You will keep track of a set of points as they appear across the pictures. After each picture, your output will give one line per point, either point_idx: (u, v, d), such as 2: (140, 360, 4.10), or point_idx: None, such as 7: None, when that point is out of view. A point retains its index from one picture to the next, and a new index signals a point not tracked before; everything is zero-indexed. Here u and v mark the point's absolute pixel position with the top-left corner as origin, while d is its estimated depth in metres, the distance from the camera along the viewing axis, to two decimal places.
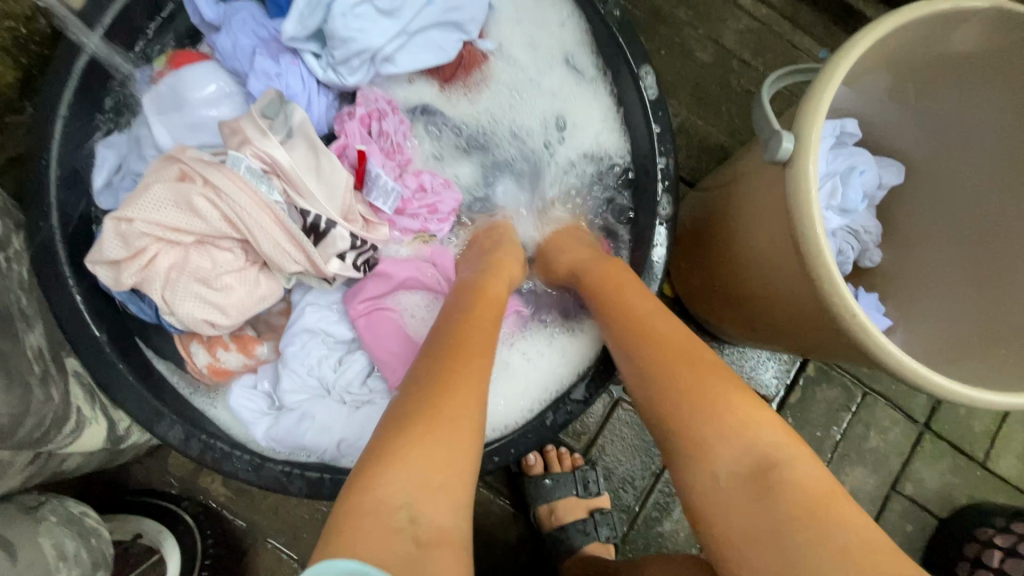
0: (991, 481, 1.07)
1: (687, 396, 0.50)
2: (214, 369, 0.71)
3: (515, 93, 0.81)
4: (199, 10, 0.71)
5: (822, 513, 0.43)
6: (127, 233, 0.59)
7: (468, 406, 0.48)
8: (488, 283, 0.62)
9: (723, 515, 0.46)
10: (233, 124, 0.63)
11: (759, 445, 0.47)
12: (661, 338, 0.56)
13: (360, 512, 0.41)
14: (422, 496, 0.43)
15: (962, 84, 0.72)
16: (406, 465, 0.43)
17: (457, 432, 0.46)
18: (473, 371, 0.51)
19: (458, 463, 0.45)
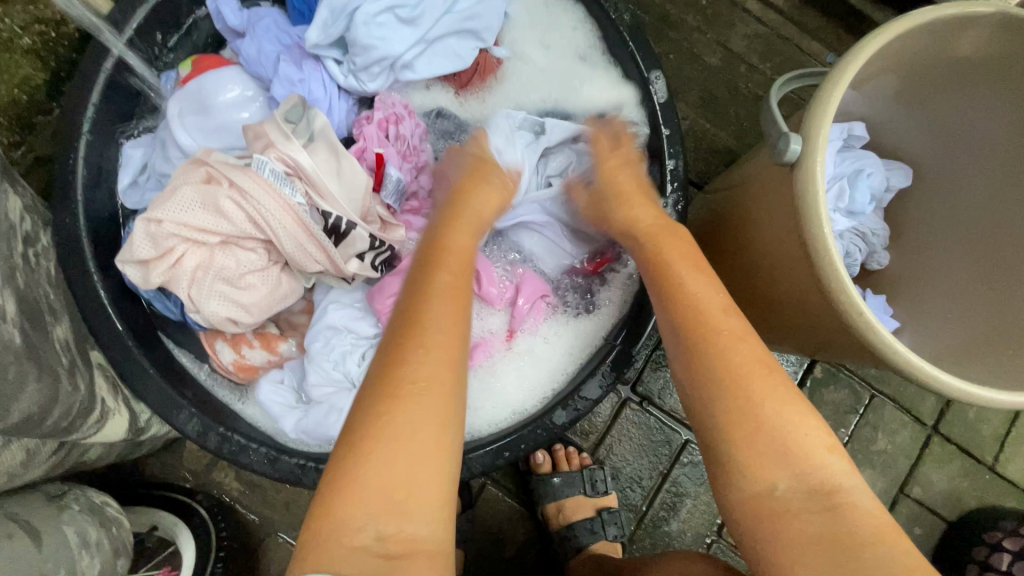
0: (1000, 485, 1.07)
1: (755, 408, 0.51)
2: (240, 365, 0.73)
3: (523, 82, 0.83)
4: (223, 17, 0.73)
5: (885, 533, 0.46)
6: (156, 233, 0.61)
7: (422, 417, 0.48)
8: (449, 246, 0.63)
9: (776, 525, 0.48)
10: (258, 128, 0.65)
11: (815, 468, 0.49)
12: (734, 349, 0.54)
13: (326, 534, 0.44)
14: (384, 512, 0.45)
15: (969, 88, 0.73)
16: (364, 485, 0.45)
17: (418, 445, 0.47)
18: (423, 374, 0.50)
19: (421, 468, 0.47)
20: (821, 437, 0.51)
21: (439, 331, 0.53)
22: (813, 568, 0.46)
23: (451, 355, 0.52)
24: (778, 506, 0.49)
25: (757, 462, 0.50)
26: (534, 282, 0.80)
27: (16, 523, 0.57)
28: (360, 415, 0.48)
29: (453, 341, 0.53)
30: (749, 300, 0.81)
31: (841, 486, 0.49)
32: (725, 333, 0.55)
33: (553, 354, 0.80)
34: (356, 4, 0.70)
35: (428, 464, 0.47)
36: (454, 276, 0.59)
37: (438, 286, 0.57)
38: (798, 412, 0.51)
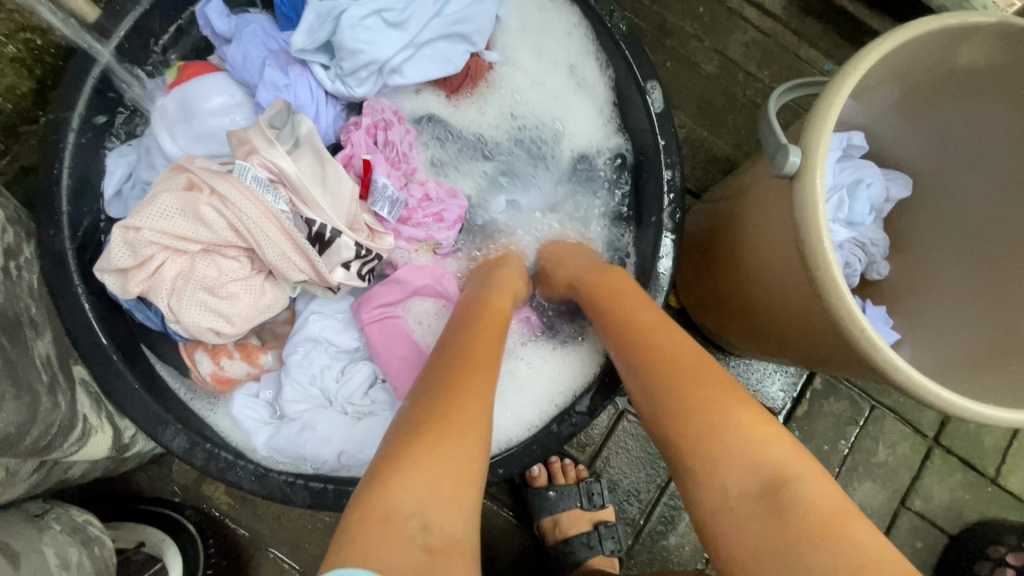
0: (1003, 497, 1.05)
1: (697, 405, 0.50)
2: (218, 377, 0.71)
3: (514, 99, 0.82)
4: (210, 22, 0.72)
5: (838, 529, 0.41)
6: (134, 241, 0.59)
7: (483, 424, 0.47)
8: (493, 296, 0.64)
9: (732, 534, 0.44)
10: (241, 135, 0.63)
11: (764, 460, 0.46)
12: (675, 364, 0.53)
13: (372, 516, 0.40)
14: (437, 502, 0.42)
15: (970, 97, 0.72)
16: (423, 474, 0.43)
17: (474, 447, 0.45)
18: (487, 392, 0.50)
19: (474, 466, 0.45)
20: (771, 430, 0.48)
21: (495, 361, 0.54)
22: None
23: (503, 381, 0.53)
24: (729, 505, 0.45)
25: (704, 458, 0.47)
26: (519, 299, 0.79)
27: None
28: (422, 411, 0.47)
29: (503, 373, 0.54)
30: (744, 310, 0.80)
31: (787, 475, 0.45)
32: (662, 343, 0.56)
33: (535, 378, 0.77)
34: (342, 8, 0.69)
35: (478, 465, 0.45)
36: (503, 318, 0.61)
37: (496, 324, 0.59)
38: (744, 402, 0.49)
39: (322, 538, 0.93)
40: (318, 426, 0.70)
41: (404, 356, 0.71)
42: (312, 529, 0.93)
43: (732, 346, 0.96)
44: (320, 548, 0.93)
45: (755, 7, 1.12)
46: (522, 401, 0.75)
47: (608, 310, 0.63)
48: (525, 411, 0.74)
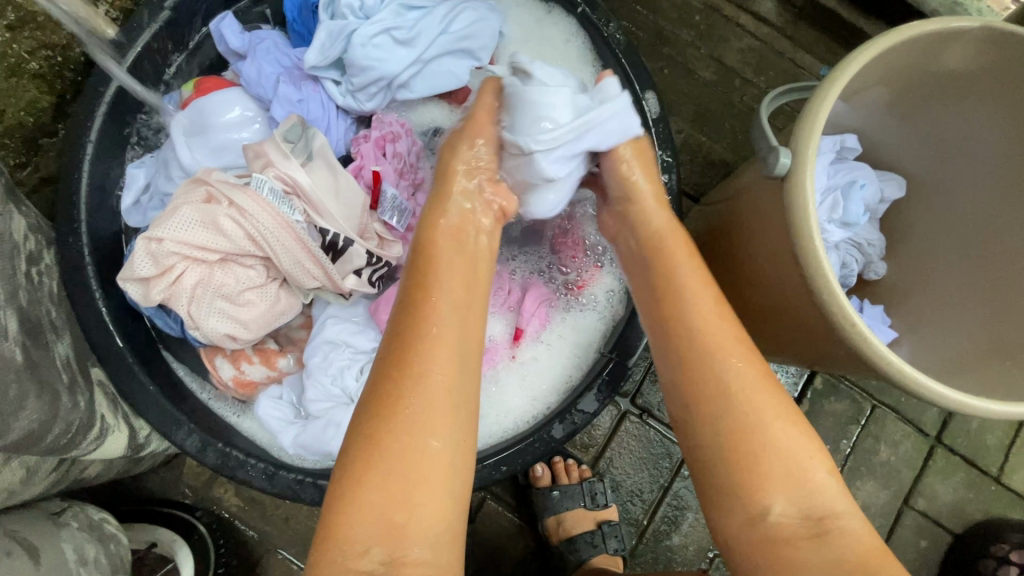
0: (1006, 496, 1.06)
1: (745, 430, 0.52)
2: (239, 381, 0.73)
3: None
4: (225, 39, 0.75)
5: (875, 563, 0.47)
6: (157, 252, 0.61)
7: (422, 432, 0.48)
8: (437, 250, 0.59)
9: (769, 545, 0.50)
10: (257, 148, 0.66)
11: (817, 493, 0.50)
12: (722, 347, 0.55)
13: (329, 558, 0.44)
14: (383, 535, 0.45)
15: (957, 99, 0.74)
16: (361, 506, 0.46)
17: (414, 464, 0.47)
18: (431, 393, 0.49)
19: (420, 489, 0.46)
20: (824, 463, 0.52)
21: (441, 339, 0.52)
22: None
23: (450, 365, 0.51)
24: (771, 531, 0.50)
25: (754, 486, 0.51)
26: (536, 286, 0.80)
27: (15, 540, 0.57)
28: (359, 433, 0.48)
29: (453, 353, 0.52)
30: (743, 310, 0.81)
31: (835, 511, 0.50)
32: (715, 356, 0.55)
33: (553, 358, 0.79)
34: (353, 27, 0.71)
35: (427, 485, 0.47)
36: (455, 278, 0.57)
37: (434, 284, 0.55)
38: (779, 433, 0.52)
39: None
40: (342, 423, 0.71)
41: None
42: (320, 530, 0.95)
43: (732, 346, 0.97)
44: None
45: (750, 15, 1.14)
46: (548, 376, 0.78)
47: (665, 304, 0.60)
48: (548, 392, 0.77)
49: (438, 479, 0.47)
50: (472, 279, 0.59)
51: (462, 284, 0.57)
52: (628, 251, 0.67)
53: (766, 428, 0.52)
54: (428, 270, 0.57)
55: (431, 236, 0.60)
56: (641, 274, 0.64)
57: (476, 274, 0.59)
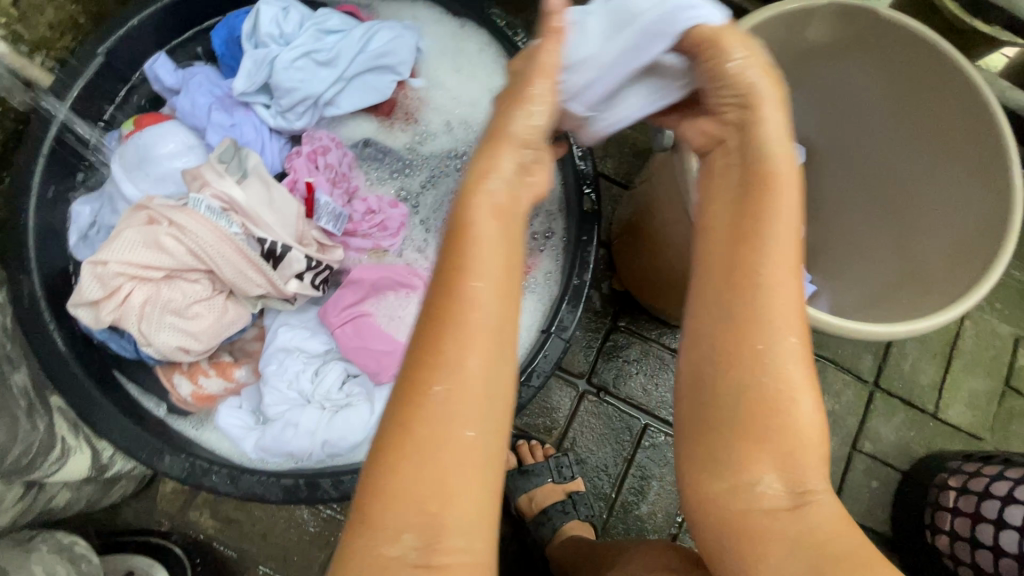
0: (945, 430, 1.13)
1: (766, 393, 0.44)
2: (198, 396, 0.77)
3: (453, 99, 0.88)
4: (159, 78, 0.81)
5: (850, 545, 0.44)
6: (103, 274, 0.65)
7: (455, 410, 0.40)
8: (475, 196, 0.43)
9: (753, 523, 0.45)
10: (194, 171, 0.70)
11: (810, 466, 0.45)
12: (779, 310, 0.45)
13: (357, 544, 0.39)
14: (416, 524, 0.39)
15: (832, 69, 0.83)
16: (398, 494, 0.39)
17: (449, 446, 0.40)
18: (462, 376, 0.40)
19: (456, 475, 0.40)
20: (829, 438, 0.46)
21: (485, 310, 0.41)
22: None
23: (489, 333, 0.41)
24: (762, 505, 0.45)
25: (762, 461, 0.44)
26: None
27: None
28: (387, 411, 0.41)
29: (487, 320, 0.41)
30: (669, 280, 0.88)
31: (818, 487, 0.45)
32: (770, 305, 0.45)
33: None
34: (275, 54, 0.77)
35: (463, 470, 0.40)
36: (499, 223, 0.44)
37: (478, 245, 0.42)
38: (806, 413, 0.45)
39: (309, 549, 0.97)
40: (300, 423, 0.74)
41: (373, 348, 0.77)
42: (298, 541, 0.98)
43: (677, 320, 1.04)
44: (308, 558, 0.97)
45: None
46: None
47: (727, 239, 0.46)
48: None
49: (480, 474, 0.40)
50: (518, 226, 0.45)
51: (509, 236, 0.44)
52: (720, 167, 0.51)
53: (799, 404, 0.45)
54: (471, 221, 0.43)
55: (485, 173, 0.45)
56: (723, 199, 0.49)
57: (520, 216, 0.46)
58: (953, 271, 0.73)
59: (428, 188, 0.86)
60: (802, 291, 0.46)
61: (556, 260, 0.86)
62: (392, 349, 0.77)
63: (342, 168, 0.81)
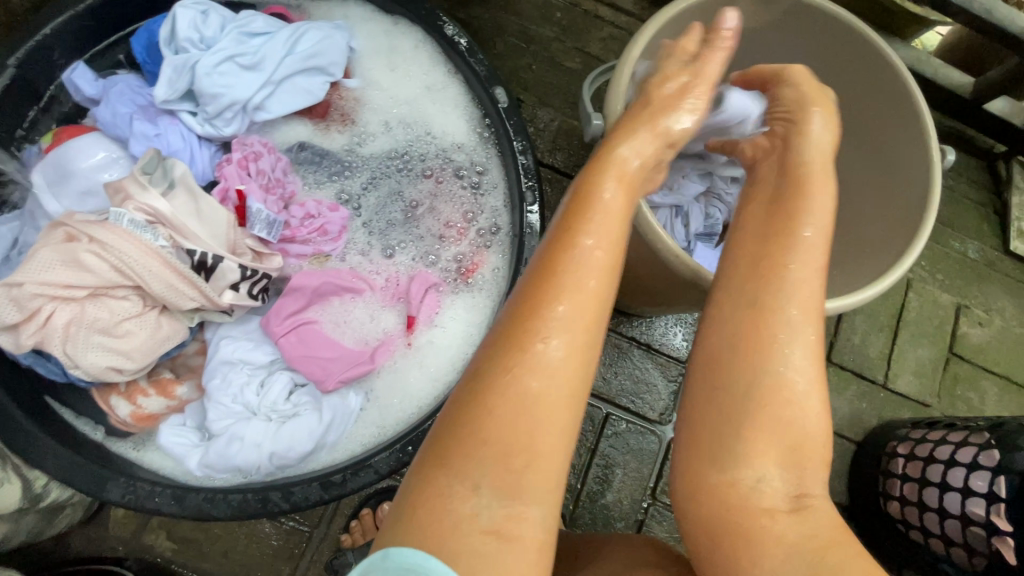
0: (895, 399, 1.17)
1: (780, 390, 0.51)
2: (138, 416, 0.75)
3: (392, 98, 0.87)
4: (79, 88, 0.78)
5: (840, 540, 0.49)
6: (19, 296, 0.63)
7: (543, 395, 0.50)
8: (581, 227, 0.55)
9: (746, 515, 0.49)
10: (115, 185, 0.68)
11: (806, 475, 0.51)
12: (803, 323, 0.53)
13: (435, 497, 0.48)
14: (499, 482, 0.48)
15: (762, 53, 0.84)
16: (482, 453, 0.49)
17: (535, 425, 0.49)
18: (557, 365, 0.51)
19: (541, 451, 0.49)
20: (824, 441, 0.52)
21: (573, 315, 0.52)
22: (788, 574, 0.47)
23: (585, 340, 0.52)
24: (763, 506, 0.49)
25: (764, 458, 0.50)
26: (422, 272, 0.83)
27: None
28: (484, 385, 0.51)
29: (580, 332, 0.52)
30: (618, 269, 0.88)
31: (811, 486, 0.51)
32: (788, 315, 0.53)
33: (448, 341, 0.82)
34: (195, 59, 0.75)
35: (547, 445, 0.50)
36: (609, 246, 0.55)
37: (590, 245, 0.54)
38: (808, 412, 0.52)
39: (272, 564, 0.95)
40: (246, 436, 0.72)
41: (324, 355, 0.77)
42: (261, 557, 0.95)
43: (632, 307, 1.05)
44: (271, 573, 0.95)
45: (609, 6, 1.24)
46: (445, 355, 0.81)
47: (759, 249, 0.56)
48: (447, 373, 0.80)
49: (561, 450, 0.50)
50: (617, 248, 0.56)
51: (608, 259, 0.55)
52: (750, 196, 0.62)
53: (806, 400, 0.52)
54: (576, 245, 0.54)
55: (593, 201, 0.56)
56: (758, 228, 0.58)
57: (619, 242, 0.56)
58: (883, 249, 0.73)
59: (369, 189, 0.85)
60: (818, 305, 0.54)
61: (502, 255, 0.83)
62: (341, 354, 0.78)
63: (276, 174, 0.79)
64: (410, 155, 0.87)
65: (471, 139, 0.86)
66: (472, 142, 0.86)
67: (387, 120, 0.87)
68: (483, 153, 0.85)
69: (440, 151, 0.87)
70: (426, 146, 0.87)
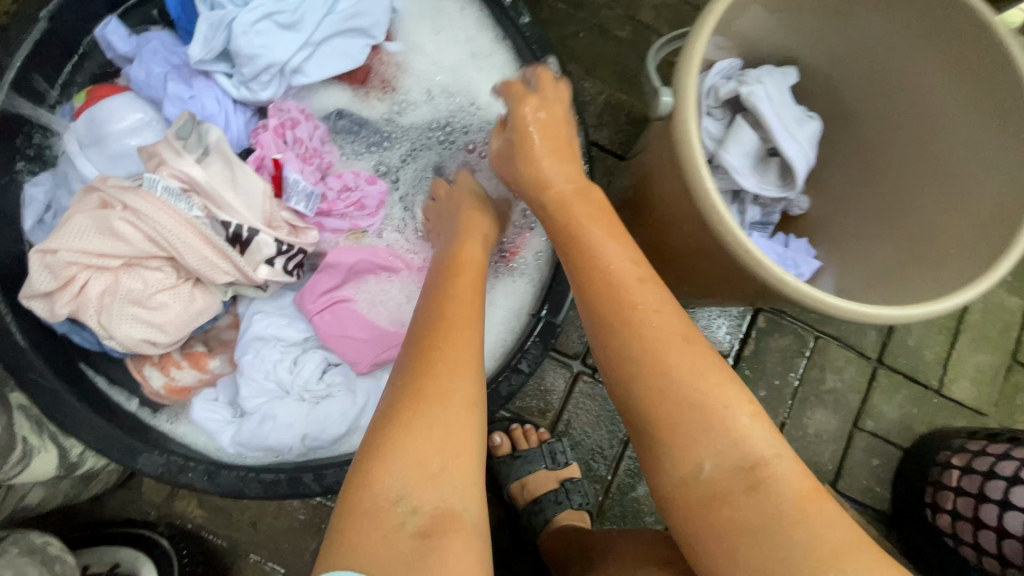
0: (949, 406, 1.11)
1: (670, 386, 0.51)
2: (171, 389, 0.74)
3: (433, 64, 0.81)
4: (113, 45, 0.74)
5: (810, 512, 0.46)
6: (53, 264, 0.61)
7: (446, 397, 0.51)
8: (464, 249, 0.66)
9: (704, 502, 0.49)
10: (149, 149, 0.65)
11: (747, 443, 0.49)
12: (666, 316, 0.54)
13: (363, 511, 0.46)
14: (417, 486, 0.47)
15: (843, 26, 0.75)
16: (399, 460, 0.48)
17: (445, 427, 0.50)
18: (455, 370, 0.53)
19: (455, 452, 0.49)
20: (745, 408, 0.50)
21: (459, 328, 0.56)
22: (745, 557, 0.46)
23: (471, 348, 0.55)
24: (703, 489, 0.49)
25: (680, 446, 0.50)
26: None
27: None
28: (392, 403, 0.51)
29: (468, 339, 0.55)
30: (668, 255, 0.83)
31: (766, 457, 0.49)
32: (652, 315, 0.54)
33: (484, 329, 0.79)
34: (232, 16, 0.70)
35: (457, 444, 0.50)
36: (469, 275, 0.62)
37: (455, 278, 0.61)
38: (724, 403, 0.50)
39: (299, 537, 0.95)
40: (278, 416, 0.70)
41: (356, 336, 0.74)
42: (289, 530, 0.95)
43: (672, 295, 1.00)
44: (298, 546, 0.95)
45: None
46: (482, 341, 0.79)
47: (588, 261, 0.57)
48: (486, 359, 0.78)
49: (472, 450, 0.50)
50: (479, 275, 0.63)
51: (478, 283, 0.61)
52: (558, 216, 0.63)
53: (719, 393, 0.51)
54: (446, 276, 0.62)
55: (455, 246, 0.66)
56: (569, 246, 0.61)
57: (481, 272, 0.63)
58: (959, 260, 0.69)
59: (408, 162, 0.81)
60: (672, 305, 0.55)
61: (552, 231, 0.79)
62: (374, 337, 0.74)
63: (313, 143, 0.75)
64: (450, 129, 0.81)
65: None
66: None
67: (427, 88, 0.81)
68: None
69: (483, 125, 0.81)
70: (468, 119, 0.81)
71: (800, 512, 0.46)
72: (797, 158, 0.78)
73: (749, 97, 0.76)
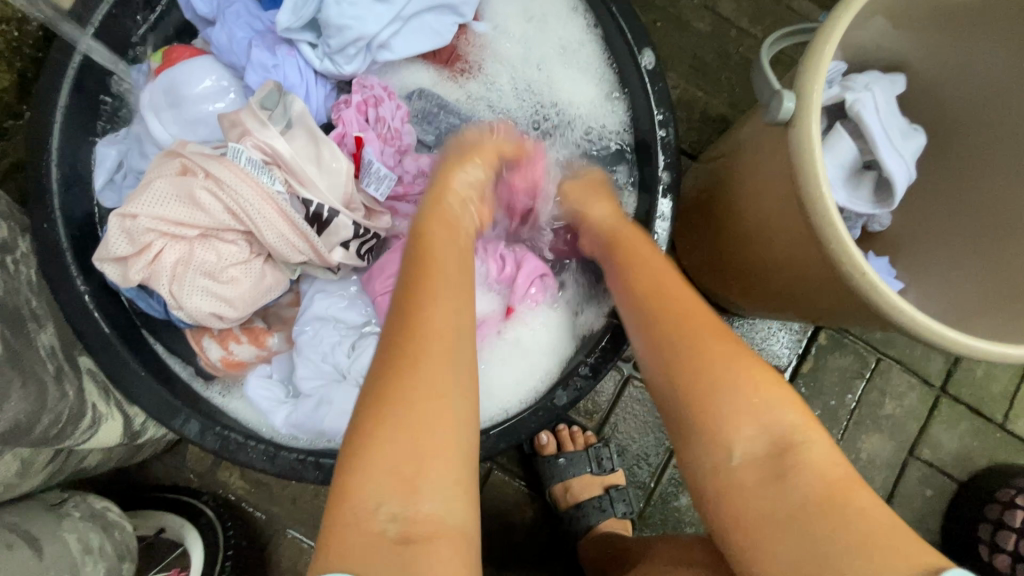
0: (1012, 443, 1.06)
1: (724, 388, 0.50)
2: (228, 362, 0.72)
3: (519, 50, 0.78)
4: (192, 5, 0.71)
5: (840, 500, 0.44)
6: (132, 229, 0.59)
7: (427, 393, 0.49)
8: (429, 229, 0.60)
9: (736, 491, 0.48)
10: (232, 117, 0.62)
11: (772, 421, 0.48)
12: (697, 318, 0.54)
13: (343, 518, 0.45)
14: (395, 492, 0.46)
15: (962, 39, 0.70)
16: (375, 465, 0.47)
17: (426, 419, 0.48)
18: (425, 360, 0.50)
19: (433, 451, 0.47)
20: (785, 401, 0.49)
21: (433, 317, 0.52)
22: (781, 547, 0.45)
23: (449, 341, 0.52)
24: (733, 477, 0.48)
25: (711, 434, 0.49)
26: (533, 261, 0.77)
27: (15, 533, 0.57)
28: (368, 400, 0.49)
29: (449, 327, 0.52)
30: (741, 265, 0.79)
31: (793, 439, 0.48)
32: (680, 313, 0.55)
33: (550, 335, 0.77)
34: None
35: (437, 441, 0.48)
36: (449, 255, 0.58)
37: (436, 263, 0.57)
38: (776, 406, 0.49)
39: None
40: (334, 400, 0.69)
41: None
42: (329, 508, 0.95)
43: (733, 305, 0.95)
44: None
45: None
46: (550, 350, 0.76)
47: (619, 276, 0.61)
48: (548, 365, 0.75)
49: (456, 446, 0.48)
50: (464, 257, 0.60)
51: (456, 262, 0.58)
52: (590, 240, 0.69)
53: (765, 396, 0.49)
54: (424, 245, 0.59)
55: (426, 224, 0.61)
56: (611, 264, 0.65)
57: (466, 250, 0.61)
58: None
59: None
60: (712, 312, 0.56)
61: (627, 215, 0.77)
62: None
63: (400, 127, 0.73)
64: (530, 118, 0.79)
65: (604, 102, 0.77)
66: (605, 106, 0.77)
67: (514, 74, 0.78)
68: (613, 119, 0.77)
69: (565, 114, 0.78)
70: (548, 106, 0.78)
71: (829, 504, 0.44)
72: (897, 173, 0.73)
73: (854, 105, 0.71)
